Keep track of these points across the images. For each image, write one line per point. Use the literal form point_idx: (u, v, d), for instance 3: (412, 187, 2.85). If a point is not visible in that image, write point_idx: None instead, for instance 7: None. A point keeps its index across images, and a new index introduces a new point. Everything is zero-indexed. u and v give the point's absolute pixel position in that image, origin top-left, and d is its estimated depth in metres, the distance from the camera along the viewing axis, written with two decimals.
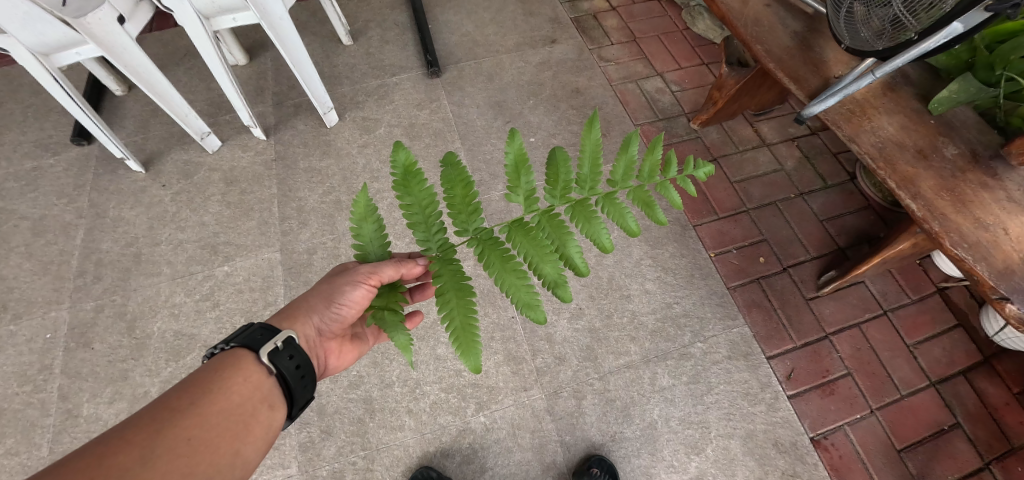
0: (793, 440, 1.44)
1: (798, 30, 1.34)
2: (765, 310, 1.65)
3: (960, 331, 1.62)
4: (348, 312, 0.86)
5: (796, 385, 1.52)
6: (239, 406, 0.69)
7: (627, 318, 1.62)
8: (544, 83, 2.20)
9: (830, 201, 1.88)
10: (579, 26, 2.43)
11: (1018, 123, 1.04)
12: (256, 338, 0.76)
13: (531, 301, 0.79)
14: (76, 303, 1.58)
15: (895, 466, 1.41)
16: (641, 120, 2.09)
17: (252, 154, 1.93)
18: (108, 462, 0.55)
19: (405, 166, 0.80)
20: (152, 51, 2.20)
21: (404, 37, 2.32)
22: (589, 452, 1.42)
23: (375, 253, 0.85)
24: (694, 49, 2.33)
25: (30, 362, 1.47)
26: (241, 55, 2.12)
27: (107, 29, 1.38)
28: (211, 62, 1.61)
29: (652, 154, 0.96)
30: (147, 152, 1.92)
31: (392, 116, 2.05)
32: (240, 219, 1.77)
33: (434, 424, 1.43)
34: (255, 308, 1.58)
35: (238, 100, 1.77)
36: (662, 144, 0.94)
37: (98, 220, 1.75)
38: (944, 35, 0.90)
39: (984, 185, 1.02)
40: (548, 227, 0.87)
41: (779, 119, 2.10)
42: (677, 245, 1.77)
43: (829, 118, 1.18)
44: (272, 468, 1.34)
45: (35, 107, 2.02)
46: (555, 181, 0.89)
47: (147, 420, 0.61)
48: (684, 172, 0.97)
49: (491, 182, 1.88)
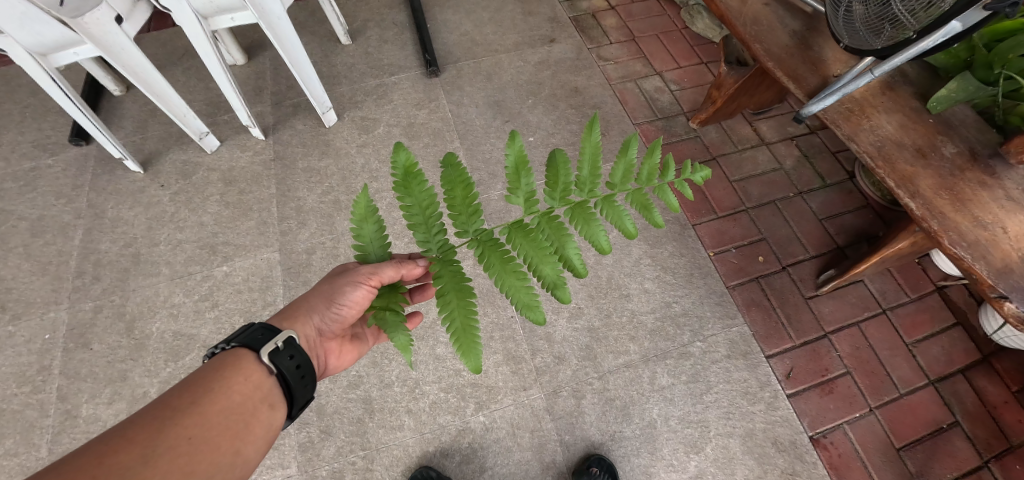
0: (792, 439, 1.44)
1: (797, 28, 1.34)
2: (765, 308, 1.65)
3: (959, 330, 1.62)
4: (348, 312, 0.86)
5: (795, 384, 1.52)
6: (240, 406, 0.68)
7: (626, 318, 1.62)
8: (543, 82, 2.20)
9: (829, 200, 1.88)
10: (577, 25, 2.42)
11: (1016, 121, 1.05)
12: (256, 338, 0.76)
13: (531, 302, 0.79)
14: (75, 303, 1.57)
15: (894, 464, 1.41)
16: (640, 120, 2.09)
17: (251, 154, 1.92)
18: (108, 461, 0.55)
19: (405, 167, 0.80)
20: (151, 51, 2.20)
21: (403, 37, 2.31)
22: (589, 451, 1.42)
23: (375, 254, 0.85)
24: (693, 48, 2.33)
25: (29, 363, 1.46)
26: (240, 54, 2.12)
27: (104, 29, 1.37)
28: (210, 62, 1.60)
29: (651, 157, 0.95)
30: (146, 152, 1.91)
31: (391, 115, 2.05)
32: (239, 219, 1.76)
33: (433, 424, 1.43)
34: (254, 308, 1.58)
35: (237, 100, 1.76)
36: (661, 147, 0.93)
37: (97, 220, 1.74)
38: (943, 34, 0.90)
39: (983, 184, 1.02)
40: (548, 229, 0.87)
41: (778, 118, 2.10)
42: (677, 244, 1.77)
43: (828, 117, 1.18)
44: (272, 468, 1.34)
45: (33, 107, 2.02)
46: (555, 182, 0.89)
47: (147, 419, 0.61)
48: (681, 176, 0.97)
49: (490, 182, 1.88)
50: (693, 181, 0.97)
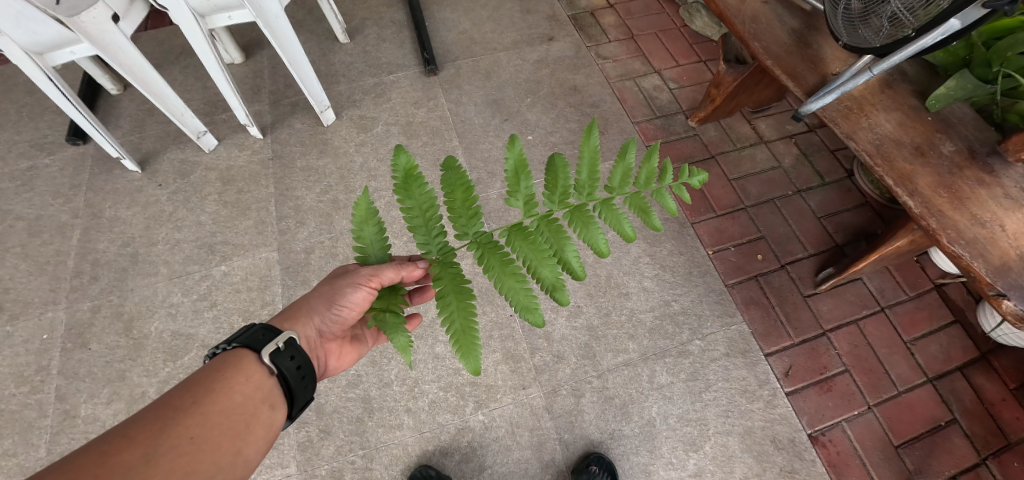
0: (791, 436, 1.45)
1: (796, 27, 1.34)
2: (763, 307, 1.65)
3: (957, 327, 1.63)
4: (348, 313, 0.85)
5: (794, 382, 1.52)
6: (240, 406, 0.68)
7: (625, 316, 1.62)
8: (542, 80, 2.20)
9: (828, 199, 1.88)
10: (576, 23, 2.42)
11: (1015, 120, 1.05)
12: (257, 338, 0.76)
13: (529, 304, 0.78)
14: (73, 303, 1.57)
15: (893, 462, 1.42)
16: (639, 118, 2.09)
17: (249, 153, 1.92)
18: (110, 460, 0.55)
19: (406, 169, 0.80)
20: (148, 50, 2.19)
21: (401, 35, 2.31)
22: (588, 449, 1.42)
23: (375, 255, 0.85)
24: (692, 46, 2.32)
25: (27, 363, 1.46)
26: (237, 53, 2.11)
27: (100, 27, 1.36)
28: (207, 61, 1.59)
29: (649, 161, 0.95)
30: (143, 151, 1.91)
31: (389, 114, 2.04)
32: (236, 219, 1.76)
33: (433, 423, 1.43)
34: (253, 308, 1.58)
35: (234, 98, 1.75)
36: (658, 152, 0.92)
37: (94, 220, 1.74)
38: (941, 32, 0.91)
39: (981, 182, 1.02)
40: (547, 232, 0.88)
41: (777, 116, 2.10)
42: (676, 243, 1.77)
43: (826, 115, 1.18)
44: (271, 468, 1.34)
45: (29, 106, 2.01)
46: (554, 186, 0.89)
47: (149, 419, 0.61)
48: (678, 180, 0.96)
49: (489, 181, 1.88)
50: (690, 185, 0.96)
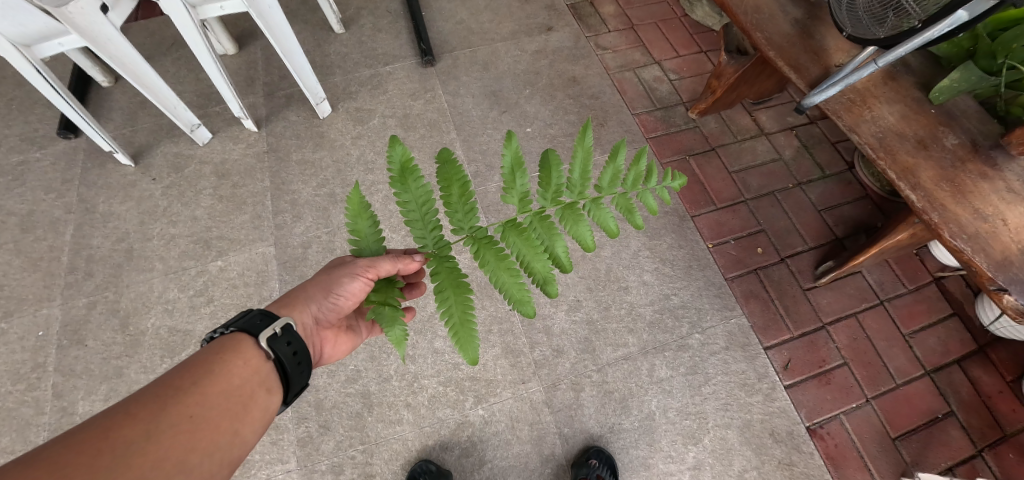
0: (790, 430, 1.45)
1: (798, 17, 1.32)
2: (763, 300, 1.65)
3: (954, 320, 1.63)
4: (345, 303, 0.84)
5: (793, 375, 1.53)
6: (239, 388, 0.68)
7: (625, 310, 1.62)
8: (541, 71, 2.17)
9: (829, 192, 1.87)
10: (574, 13, 2.38)
11: (1017, 112, 1.02)
12: (255, 323, 0.75)
13: (522, 297, 0.78)
14: (68, 300, 1.55)
15: (888, 453, 1.43)
16: (639, 109, 2.07)
17: (243, 146, 1.89)
18: (111, 436, 0.54)
19: (402, 162, 0.78)
20: (138, 41, 2.15)
21: (398, 26, 2.27)
22: (588, 443, 1.42)
23: (370, 248, 0.84)
24: (692, 36, 2.29)
25: (23, 360, 1.45)
26: (230, 44, 2.08)
27: (90, 18, 1.33)
28: (199, 53, 1.56)
29: (637, 164, 0.93)
30: (136, 145, 1.88)
31: (386, 106, 2.02)
32: (232, 213, 1.74)
33: (433, 418, 1.43)
34: (250, 303, 1.57)
35: (228, 91, 1.72)
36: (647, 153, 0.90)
37: (87, 215, 1.71)
38: (949, 23, 0.88)
39: (983, 175, 1.01)
40: (540, 227, 0.86)
41: (777, 107, 2.08)
42: (675, 236, 1.76)
43: (828, 107, 1.17)
44: (271, 463, 1.34)
45: (19, 100, 1.98)
46: (547, 183, 0.87)
47: (150, 397, 0.60)
48: (663, 182, 0.94)
49: (488, 174, 1.86)
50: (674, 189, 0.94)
